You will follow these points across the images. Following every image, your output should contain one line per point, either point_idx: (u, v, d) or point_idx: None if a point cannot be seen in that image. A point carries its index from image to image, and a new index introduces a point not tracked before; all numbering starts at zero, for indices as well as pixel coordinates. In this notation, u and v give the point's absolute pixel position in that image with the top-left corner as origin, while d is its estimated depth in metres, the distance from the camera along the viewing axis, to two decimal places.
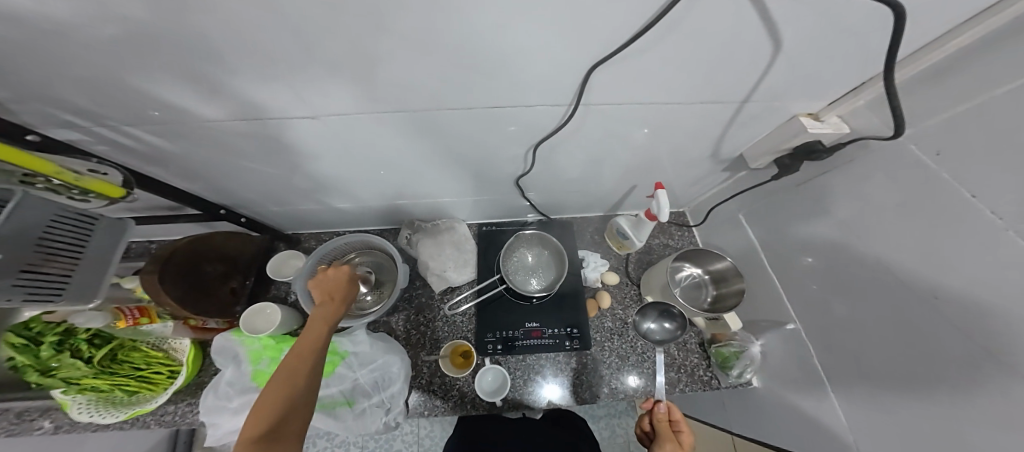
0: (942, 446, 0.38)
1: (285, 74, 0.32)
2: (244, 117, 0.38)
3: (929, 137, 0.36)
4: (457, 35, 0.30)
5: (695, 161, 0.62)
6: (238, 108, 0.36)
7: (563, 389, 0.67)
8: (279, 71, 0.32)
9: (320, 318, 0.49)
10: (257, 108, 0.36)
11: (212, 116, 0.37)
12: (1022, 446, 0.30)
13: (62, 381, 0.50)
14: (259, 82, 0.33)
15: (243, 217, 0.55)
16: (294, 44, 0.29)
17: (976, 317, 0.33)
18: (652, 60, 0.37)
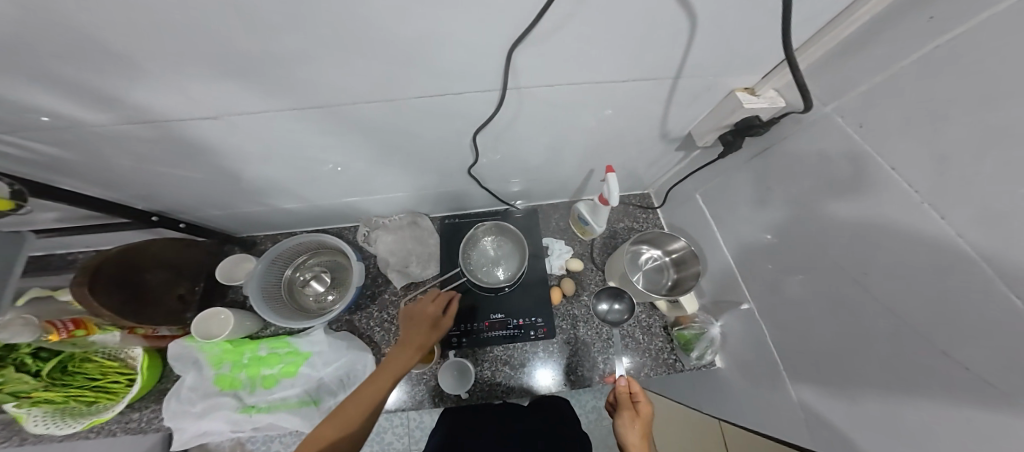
0: (882, 419, 0.38)
1: (167, 72, 0.31)
2: (143, 120, 0.36)
3: (859, 107, 0.36)
4: (354, 28, 0.29)
5: (643, 141, 0.61)
6: (133, 110, 0.35)
7: (556, 374, 0.69)
8: (159, 70, 0.30)
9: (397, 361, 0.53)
10: (154, 109, 0.35)
11: (108, 120, 0.35)
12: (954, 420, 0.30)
13: (10, 396, 0.51)
14: (141, 82, 0.31)
15: (182, 222, 0.55)
16: (160, 40, 0.27)
17: (902, 292, 0.34)
18: (568, 41, 0.35)
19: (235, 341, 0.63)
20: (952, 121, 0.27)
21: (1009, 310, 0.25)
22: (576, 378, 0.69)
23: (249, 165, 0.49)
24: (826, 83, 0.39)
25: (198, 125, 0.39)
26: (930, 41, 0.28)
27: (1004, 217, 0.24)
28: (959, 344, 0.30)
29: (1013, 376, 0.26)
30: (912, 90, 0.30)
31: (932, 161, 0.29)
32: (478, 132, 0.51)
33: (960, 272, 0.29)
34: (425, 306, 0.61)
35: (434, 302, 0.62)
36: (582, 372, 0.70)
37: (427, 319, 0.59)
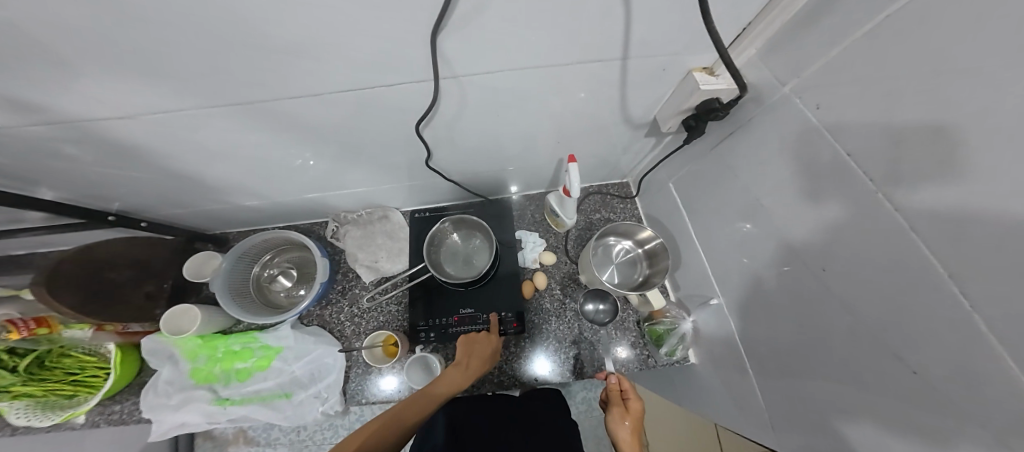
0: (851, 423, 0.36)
1: (66, 63, 0.30)
2: (65, 112, 0.36)
3: (817, 86, 0.32)
4: (254, 15, 0.28)
5: (607, 127, 0.58)
6: (49, 103, 0.35)
7: (553, 364, 0.69)
8: (56, 60, 0.30)
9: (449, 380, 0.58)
10: (70, 101, 0.35)
11: (29, 114, 0.35)
12: (917, 425, 0.28)
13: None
14: (43, 72, 0.31)
15: (145, 222, 0.61)
16: (38, 28, 0.26)
17: (859, 290, 0.32)
18: (495, 24, 0.33)
19: (206, 336, 0.64)
20: (908, 97, 0.24)
21: (961, 313, 0.24)
22: (577, 369, 0.68)
23: (195, 156, 0.49)
24: (781, 61, 0.36)
25: (148, 120, 0.40)
26: (887, 6, 0.25)
27: (961, 208, 0.22)
28: (913, 346, 0.28)
29: (965, 382, 0.24)
30: (867, 64, 0.27)
31: (890, 143, 0.26)
32: (425, 123, 0.49)
33: (912, 271, 0.27)
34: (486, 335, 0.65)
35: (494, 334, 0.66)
36: (578, 364, 0.69)
37: (486, 347, 0.63)
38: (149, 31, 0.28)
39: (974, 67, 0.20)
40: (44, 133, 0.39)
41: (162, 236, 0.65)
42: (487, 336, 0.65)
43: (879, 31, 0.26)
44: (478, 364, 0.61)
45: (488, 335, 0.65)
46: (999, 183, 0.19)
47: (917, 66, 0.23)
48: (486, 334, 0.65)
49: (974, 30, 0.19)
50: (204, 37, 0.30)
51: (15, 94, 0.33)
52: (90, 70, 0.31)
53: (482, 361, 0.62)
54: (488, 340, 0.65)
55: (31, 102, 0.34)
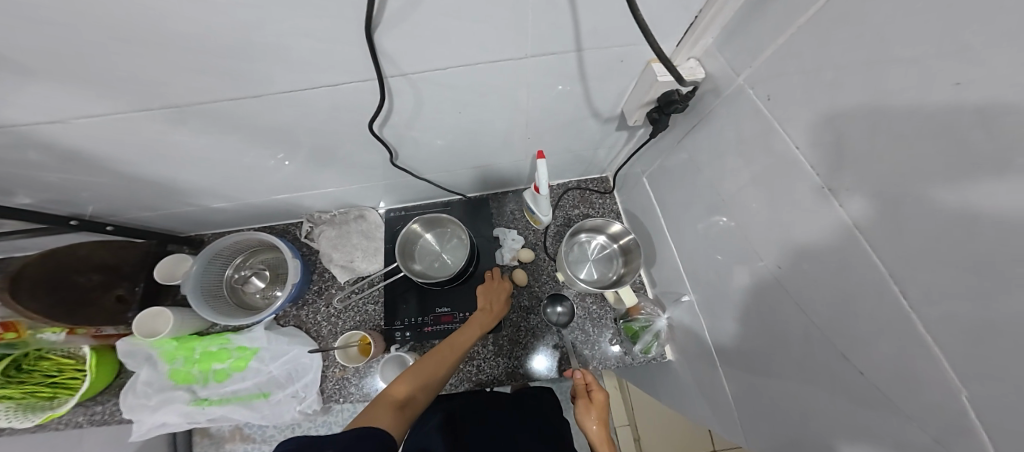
0: (816, 424, 0.35)
1: None
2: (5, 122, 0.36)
3: (767, 77, 0.31)
4: (176, 14, 0.27)
5: (575, 122, 0.57)
6: None
7: (551, 360, 0.69)
8: None
9: (477, 324, 0.61)
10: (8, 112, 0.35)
11: None
12: (873, 426, 0.28)
13: None
14: None
15: (111, 226, 0.60)
16: None
17: (811, 287, 0.32)
18: (431, 17, 0.31)
19: (182, 338, 0.66)
20: (849, 87, 0.23)
21: (900, 317, 0.23)
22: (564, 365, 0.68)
23: (153, 162, 0.48)
24: (734, 51, 0.34)
25: (80, 124, 0.38)
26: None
27: (899, 202, 0.21)
28: (857, 348, 0.28)
29: (904, 386, 0.24)
30: (811, 52, 0.26)
31: (832, 137, 0.25)
32: (381, 122, 0.48)
33: (855, 271, 0.26)
34: (498, 282, 0.68)
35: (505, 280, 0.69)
36: (564, 359, 0.69)
37: (502, 292, 0.67)
38: (66, 36, 0.27)
39: (912, 55, 0.18)
40: None
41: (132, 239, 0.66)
42: (500, 282, 0.68)
43: (821, 16, 0.24)
44: (499, 306, 0.64)
45: (501, 281, 0.68)
46: (946, 181, 0.18)
47: (856, 53, 0.22)
48: (499, 281, 0.69)
49: (912, 14, 0.18)
50: (127, 41, 0.29)
51: None
52: (20, 77, 0.31)
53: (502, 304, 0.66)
54: (502, 286, 0.68)
55: None
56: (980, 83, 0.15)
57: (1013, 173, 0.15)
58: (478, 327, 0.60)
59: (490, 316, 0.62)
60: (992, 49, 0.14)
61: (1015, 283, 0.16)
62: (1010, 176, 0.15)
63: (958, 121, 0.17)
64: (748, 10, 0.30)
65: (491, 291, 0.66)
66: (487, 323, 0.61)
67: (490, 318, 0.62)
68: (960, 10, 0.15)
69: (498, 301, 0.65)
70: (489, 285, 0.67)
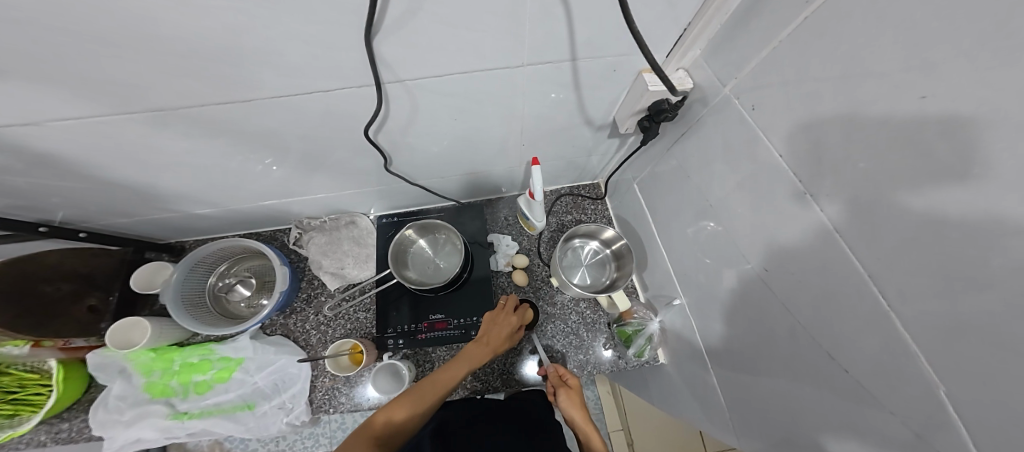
0: (804, 422, 0.36)
1: None
2: None
3: (749, 88, 0.33)
4: (166, 17, 0.26)
5: (568, 129, 0.58)
6: None
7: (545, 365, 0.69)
8: None
9: (469, 357, 0.56)
10: None
11: None
12: (858, 421, 0.29)
13: None
14: None
15: (81, 233, 0.58)
16: None
17: (795, 289, 0.33)
18: (429, 25, 0.32)
19: (161, 349, 0.63)
20: (825, 99, 0.24)
21: (880, 316, 0.24)
22: None
23: (133, 167, 0.47)
24: (720, 62, 0.35)
25: (54, 127, 0.36)
26: (806, 7, 0.24)
27: (873, 207, 0.23)
28: (842, 347, 0.29)
29: (885, 383, 0.26)
30: (792, 64, 0.27)
31: (811, 144, 0.27)
32: (376, 129, 0.48)
33: (834, 271, 0.28)
34: (504, 315, 0.63)
35: (514, 314, 0.63)
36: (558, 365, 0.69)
37: (507, 326, 0.61)
38: (47, 37, 0.26)
39: (881, 71, 0.20)
40: None
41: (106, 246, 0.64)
42: (508, 315, 0.63)
43: (802, 30, 0.25)
44: (497, 341, 0.59)
45: (509, 314, 0.63)
46: (914, 189, 0.20)
47: (831, 67, 0.23)
48: (506, 313, 0.63)
49: (883, 31, 0.19)
50: (110, 44, 0.28)
51: None
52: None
53: (502, 340, 0.60)
54: (509, 319, 0.63)
55: None
56: (944, 97, 0.17)
57: (975, 182, 0.16)
58: (467, 362, 0.55)
59: (482, 351, 0.57)
60: (957, 67, 0.16)
61: (985, 283, 0.17)
62: (972, 184, 0.16)
63: (924, 134, 0.18)
64: (736, 23, 0.32)
65: (494, 324, 0.61)
66: (480, 357, 0.57)
67: (482, 352, 0.57)
68: (928, 29, 0.17)
69: (497, 335, 0.60)
70: (496, 316, 0.62)
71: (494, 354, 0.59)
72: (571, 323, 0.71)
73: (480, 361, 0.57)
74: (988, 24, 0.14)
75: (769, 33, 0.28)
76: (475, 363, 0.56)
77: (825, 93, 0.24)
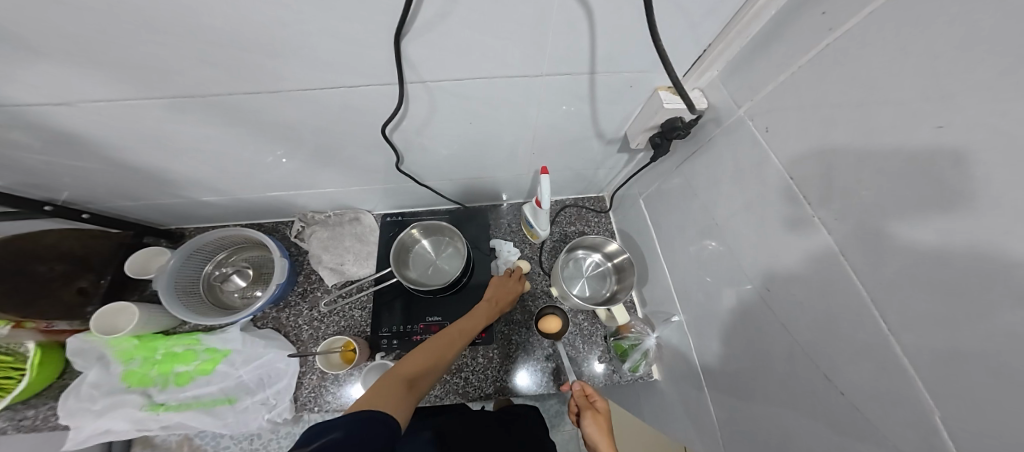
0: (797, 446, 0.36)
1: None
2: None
3: (764, 112, 0.34)
4: (209, 7, 0.27)
5: (579, 142, 0.60)
6: None
7: (540, 377, 0.68)
8: None
9: (481, 314, 0.59)
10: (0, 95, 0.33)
11: None
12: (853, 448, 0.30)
13: None
14: None
15: (85, 214, 0.57)
16: None
17: (796, 310, 0.34)
18: (457, 30, 0.33)
19: (145, 337, 0.61)
20: (842, 126, 0.25)
21: (879, 338, 0.25)
22: (551, 381, 0.68)
23: (145, 151, 0.46)
24: (737, 83, 0.37)
25: (81, 107, 0.36)
26: (828, 35, 0.26)
27: (881, 234, 0.24)
28: (840, 369, 0.30)
29: (882, 405, 0.26)
30: (809, 90, 0.28)
31: (822, 169, 0.28)
32: (392, 127, 0.48)
33: (838, 294, 0.28)
34: (512, 278, 0.68)
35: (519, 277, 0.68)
36: (551, 376, 0.68)
37: (512, 289, 0.66)
38: (86, 21, 0.26)
39: (899, 101, 0.21)
40: None
41: (107, 228, 0.63)
42: (514, 278, 0.67)
43: (822, 57, 0.27)
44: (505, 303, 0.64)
45: (516, 279, 0.67)
46: (923, 215, 0.21)
47: (849, 94, 0.25)
48: (513, 277, 0.68)
49: (902, 64, 0.20)
50: (147, 30, 0.28)
51: None
52: (23, 60, 0.29)
53: (509, 302, 0.65)
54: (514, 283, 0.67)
55: None
56: (960, 128, 0.18)
57: (986, 211, 0.17)
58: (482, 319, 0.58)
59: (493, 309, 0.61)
60: (977, 101, 0.17)
61: (989, 310, 0.18)
62: (982, 213, 0.17)
63: (939, 165, 0.19)
64: (761, 44, 0.33)
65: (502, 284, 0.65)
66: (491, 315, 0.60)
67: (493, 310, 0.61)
68: (949, 65, 0.18)
69: (506, 297, 0.64)
70: (502, 279, 0.67)
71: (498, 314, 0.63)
72: (568, 334, 0.71)
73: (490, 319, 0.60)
74: (1013, 66, 0.15)
75: (790, 58, 0.30)
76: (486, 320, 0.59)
77: (841, 120, 0.25)
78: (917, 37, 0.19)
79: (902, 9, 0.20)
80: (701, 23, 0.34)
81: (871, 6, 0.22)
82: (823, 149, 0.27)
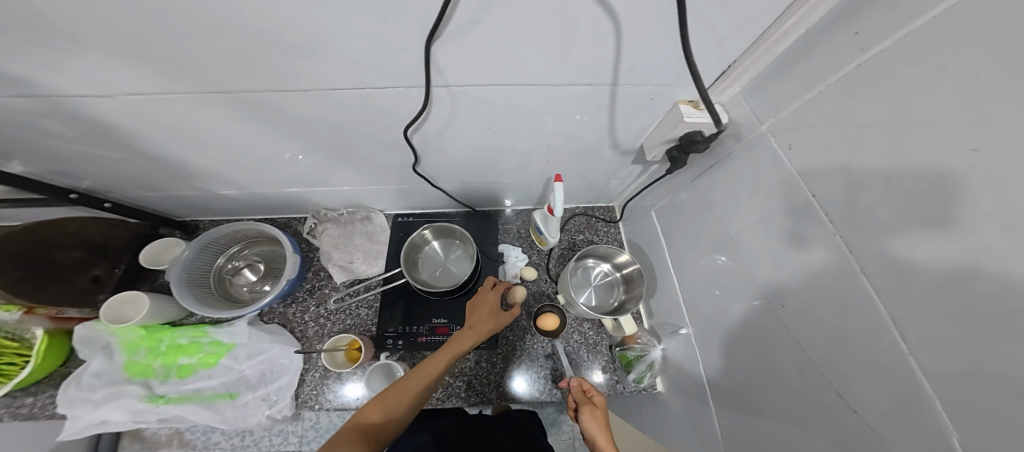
0: None
1: (41, 46, 0.29)
2: (35, 94, 0.35)
3: (787, 129, 0.35)
4: (253, 8, 0.28)
5: (594, 151, 0.60)
6: (18, 83, 0.33)
7: (543, 385, 0.68)
8: (31, 41, 0.29)
9: (457, 342, 0.53)
10: (42, 85, 0.34)
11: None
12: None
13: None
14: (15, 52, 0.30)
15: (107, 204, 0.57)
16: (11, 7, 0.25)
17: (809, 327, 0.34)
18: (487, 37, 0.34)
19: (151, 328, 0.61)
20: (870, 146, 0.26)
21: (896, 357, 0.26)
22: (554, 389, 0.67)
23: (170, 144, 0.47)
24: (760, 99, 0.38)
25: (115, 99, 0.37)
26: (860, 54, 0.26)
27: (905, 253, 0.24)
28: (854, 386, 0.30)
29: (897, 424, 0.26)
30: (836, 109, 0.29)
31: (846, 187, 0.28)
32: (412, 128, 0.49)
33: (855, 312, 0.29)
34: (487, 292, 0.61)
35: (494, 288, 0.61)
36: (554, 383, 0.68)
37: (488, 305, 0.59)
38: (132, 17, 0.27)
39: (930, 124, 0.22)
40: (17, 106, 0.37)
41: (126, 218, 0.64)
42: (489, 292, 0.61)
43: (852, 76, 0.27)
44: (483, 322, 0.57)
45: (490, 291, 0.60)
46: (950, 237, 0.21)
47: (878, 115, 0.25)
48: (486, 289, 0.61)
49: (936, 86, 0.21)
50: (190, 28, 0.29)
51: None
52: (67, 53, 0.30)
53: (490, 321, 0.58)
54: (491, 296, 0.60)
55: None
56: (995, 152, 0.18)
57: (1017, 234, 0.17)
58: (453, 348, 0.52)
59: (471, 333, 0.54)
60: (1011, 127, 0.17)
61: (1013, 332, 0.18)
62: (1013, 236, 0.18)
63: (970, 187, 0.20)
64: (788, 62, 0.34)
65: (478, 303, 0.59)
66: (467, 341, 0.54)
67: (472, 335, 0.54)
68: (984, 91, 0.18)
69: (482, 316, 0.58)
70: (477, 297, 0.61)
71: (480, 337, 0.55)
72: (573, 342, 0.71)
73: (467, 345, 0.54)
74: None
75: (818, 77, 0.30)
76: (462, 346, 0.53)
77: (869, 140, 0.26)
78: (952, 62, 0.20)
79: (939, 32, 0.21)
80: (727, 40, 0.35)
81: (904, 31, 0.23)
82: (849, 168, 0.28)
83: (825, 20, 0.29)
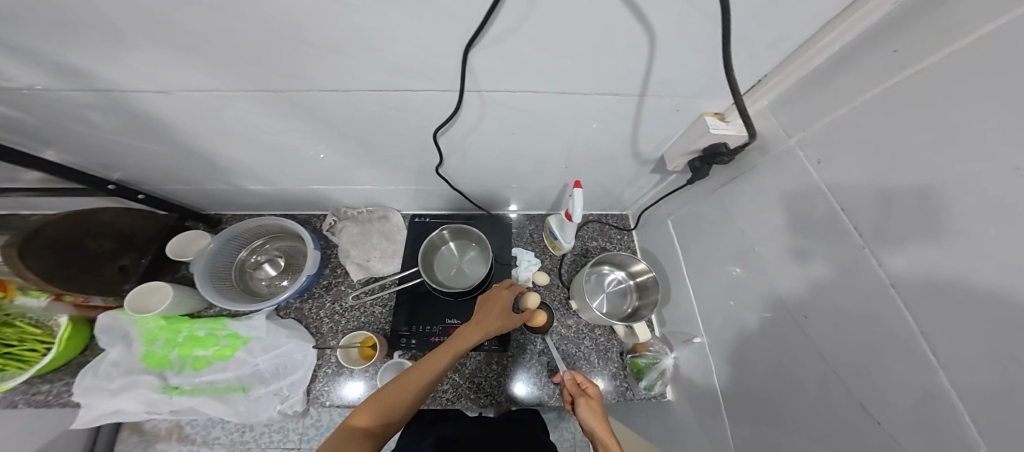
0: None
1: (106, 43, 0.31)
2: (89, 88, 0.37)
3: (816, 144, 0.35)
4: (309, 12, 0.29)
5: (614, 160, 0.61)
6: (76, 77, 0.35)
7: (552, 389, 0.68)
8: (97, 38, 0.30)
9: (463, 338, 0.53)
10: (98, 79, 0.36)
11: (52, 85, 0.36)
12: None
13: None
14: (79, 49, 0.31)
15: (140, 195, 0.59)
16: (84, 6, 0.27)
17: (833, 340, 0.34)
18: (524, 45, 0.35)
19: (171, 319, 0.62)
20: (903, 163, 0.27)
21: (927, 371, 0.26)
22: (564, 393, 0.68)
23: (206, 139, 0.48)
24: (790, 113, 0.38)
25: (161, 94, 0.39)
26: (898, 73, 0.27)
27: (938, 269, 0.25)
28: (879, 399, 0.30)
29: (926, 438, 0.26)
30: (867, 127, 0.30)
31: (877, 203, 0.29)
32: (439, 131, 0.50)
33: (884, 325, 0.29)
34: (498, 290, 0.61)
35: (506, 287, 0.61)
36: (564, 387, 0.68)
37: (497, 303, 0.58)
38: (195, 17, 0.29)
39: (966, 144, 0.22)
40: (71, 99, 0.38)
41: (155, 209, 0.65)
42: (500, 291, 0.60)
43: (887, 94, 0.28)
44: (491, 319, 0.56)
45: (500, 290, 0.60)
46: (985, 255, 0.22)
47: (912, 134, 0.26)
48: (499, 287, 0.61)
49: (977, 106, 0.22)
50: (245, 29, 0.30)
51: (49, 61, 0.33)
52: (127, 49, 0.32)
53: (497, 319, 0.57)
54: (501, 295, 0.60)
55: (56, 70, 0.34)
56: None
57: None
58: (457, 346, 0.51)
59: (478, 330, 0.54)
60: None
61: None
62: None
63: (1007, 206, 0.20)
64: (820, 79, 0.35)
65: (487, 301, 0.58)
66: (474, 338, 0.53)
67: (479, 331, 0.54)
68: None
69: (490, 313, 0.57)
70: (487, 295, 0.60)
71: (487, 335, 0.55)
72: (584, 348, 0.71)
73: (473, 342, 0.53)
74: None
75: (851, 95, 0.31)
76: (468, 343, 0.53)
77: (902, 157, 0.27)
78: (991, 86, 0.21)
79: (981, 55, 0.22)
80: (757, 56, 0.36)
81: (943, 54, 0.24)
82: (880, 184, 0.29)
83: (862, 39, 0.30)
